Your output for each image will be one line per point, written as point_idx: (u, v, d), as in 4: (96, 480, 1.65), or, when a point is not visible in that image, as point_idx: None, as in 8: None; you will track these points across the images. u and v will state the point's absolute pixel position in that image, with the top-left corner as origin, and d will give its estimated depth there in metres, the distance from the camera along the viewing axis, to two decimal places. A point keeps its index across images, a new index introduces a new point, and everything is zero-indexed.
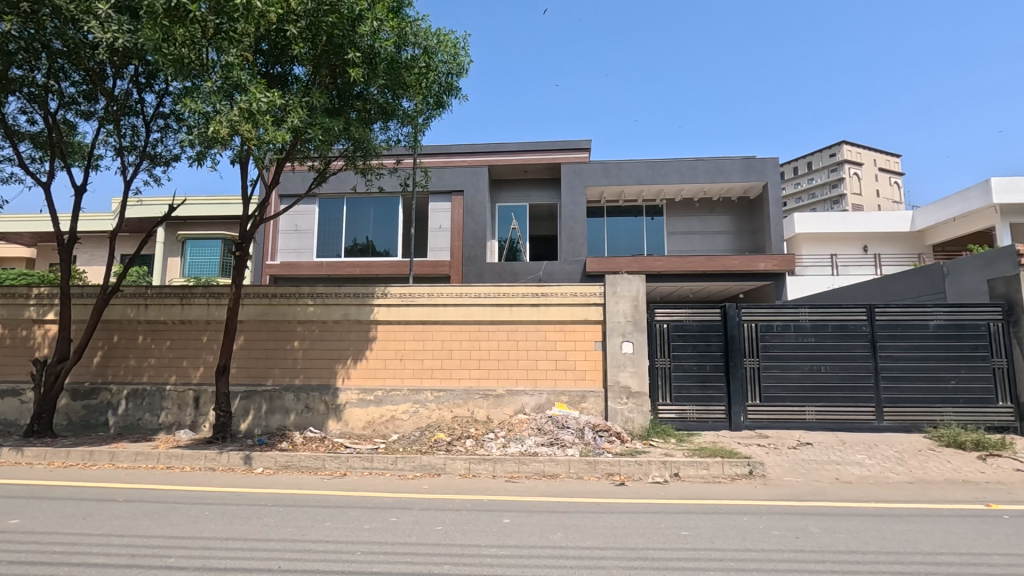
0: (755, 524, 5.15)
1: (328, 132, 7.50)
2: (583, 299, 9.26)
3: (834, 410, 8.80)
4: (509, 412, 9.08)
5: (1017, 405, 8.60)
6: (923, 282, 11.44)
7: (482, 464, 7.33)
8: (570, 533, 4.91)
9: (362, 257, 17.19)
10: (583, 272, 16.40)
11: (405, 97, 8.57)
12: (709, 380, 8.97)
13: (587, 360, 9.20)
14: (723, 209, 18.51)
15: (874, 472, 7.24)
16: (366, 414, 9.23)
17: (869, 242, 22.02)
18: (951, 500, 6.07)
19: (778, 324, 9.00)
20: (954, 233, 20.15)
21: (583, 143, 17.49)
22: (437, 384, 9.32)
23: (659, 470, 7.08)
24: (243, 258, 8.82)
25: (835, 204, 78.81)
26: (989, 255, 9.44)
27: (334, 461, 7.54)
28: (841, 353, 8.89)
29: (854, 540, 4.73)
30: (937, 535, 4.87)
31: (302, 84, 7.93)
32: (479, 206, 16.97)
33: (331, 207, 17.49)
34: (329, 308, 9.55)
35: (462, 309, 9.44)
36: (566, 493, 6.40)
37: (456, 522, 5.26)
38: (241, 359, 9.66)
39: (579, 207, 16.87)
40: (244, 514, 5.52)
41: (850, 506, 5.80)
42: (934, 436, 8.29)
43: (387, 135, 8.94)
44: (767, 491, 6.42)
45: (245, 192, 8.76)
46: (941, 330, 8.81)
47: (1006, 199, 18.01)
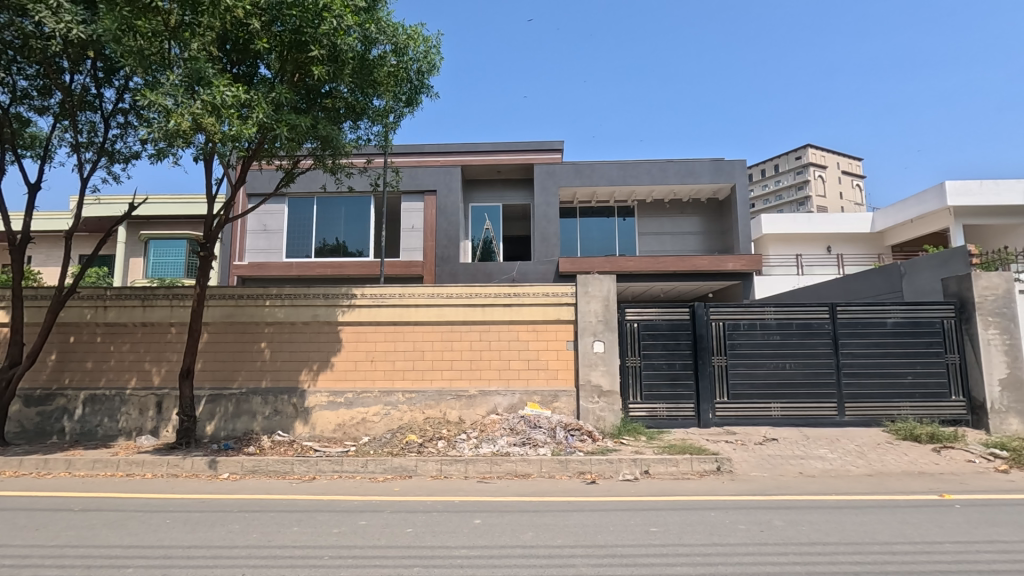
0: (721, 519, 5.25)
1: (295, 129, 7.38)
2: (554, 299, 9.31)
3: (798, 406, 9.03)
4: (481, 412, 9.06)
5: (969, 399, 8.97)
6: (882, 281, 11.83)
7: (453, 465, 7.30)
8: (541, 532, 4.93)
9: (333, 257, 16.93)
10: (556, 272, 16.49)
11: (375, 95, 8.52)
12: (678, 378, 9.12)
13: (559, 359, 9.25)
14: (693, 210, 18.83)
15: (835, 466, 7.46)
16: (336, 416, 9.09)
17: (832, 242, 22.65)
18: (907, 491, 6.30)
19: (745, 323, 9.21)
20: (912, 233, 20.90)
21: (556, 143, 17.58)
22: (409, 385, 9.24)
23: (629, 468, 7.16)
24: (207, 258, 8.57)
25: (801, 206, 80.72)
26: (944, 255, 10.00)
27: (303, 465, 7.43)
28: (805, 350, 9.13)
29: (816, 532, 4.86)
30: (894, 525, 5.03)
31: (268, 81, 7.80)
32: (452, 206, 16.91)
33: (300, 207, 17.19)
34: (298, 309, 9.39)
35: (434, 309, 9.38)
36: (537, 492, 6.41)
37: (427, 523, 5.24)
38: (206, 361, 9.42)
39: (552, 207, 16.95)
40: (207, 520, 5.38)
41: (813, 500, 5.95)
42: (891, 430, 8.58)
43: (357, 134, 8.88)
44: (733, 487, 6.56)
45: (209, 191, 8.54)
46: (898, 327, 9.13)
47: (960, 202, 18.78)
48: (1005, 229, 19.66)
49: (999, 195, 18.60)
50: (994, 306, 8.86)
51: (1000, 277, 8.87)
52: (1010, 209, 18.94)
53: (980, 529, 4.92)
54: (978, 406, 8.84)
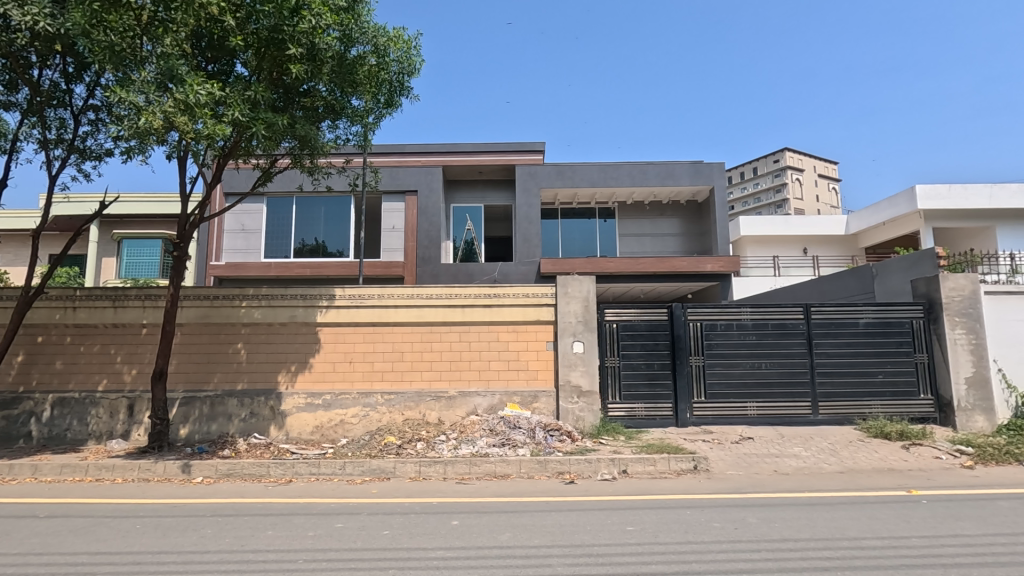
0: (696, 517, 5.31)
1: (272, 127, 7.27)
2: (534, 299, 9.33)
3: (773, 405, 9.18)
4: (461, 413, 9.04)
5: (936, 398, 9.21)
6: (855, 282, 12.08)
7: (432, 467, 7.27)
8: (518, 532, 4.93)
9: (312, 257, 16.74)
10: (537, 273, 16.54)
11: (355, 95, 8.46)
12: (656, 378, 9.21)
13: (539, 360, 9.27)
14: (673, 212, 19.03)
15: (809, 464, 7.60)
16: (314, 418, 9.00)
17: (807, 244, 23.06)
18: (876, 488, 6.45)
19: (722, 324, 9.33)
20: (884, 236, 21.39)
21: (537, 144, 17.61)
22: (388, 387, 9.18)
23: (607, 467, 7.21)
24: (181, 258, 8.41)
25: (780, 209, 82.05)
26: (913, 257, 10.22)
27: (279, 468, 7.33)
28: (780, 350, 9.29)
29: (788, 529, 4.95)
30: (863, 521, 5.15)
31: (245, 79, 7.69)
32: (433, 206, 16.85)
33: (278, 207, 16.98)
34: (275, 310, 9.28)
35: (414, 310, 9.34)
36: (515, 492, 6.43)
37: (403, 525, 5.21)
38: (180, 363, 9.25)
39: (533, 208, 17.00)
40: (179, 525, 5.28)
41: (786, 497, 6.06)
42: (863, 428, 8.78)
43: (335, 133, 8.81)
44: (709, 485, 6.65)
45: (183, 190, 8.39)
46: (870, 328, 9.34)
47: (930, 206, 19.27)
48: (972, 232, 20.23)
49: (967, 200, 19.14)
50: (961, 307, 9.11)
51: (967, 279, 9.13)
52: (977, 213, 19.49)
53: (945, 523, 5.05)
54: (945, 405, 9.09)
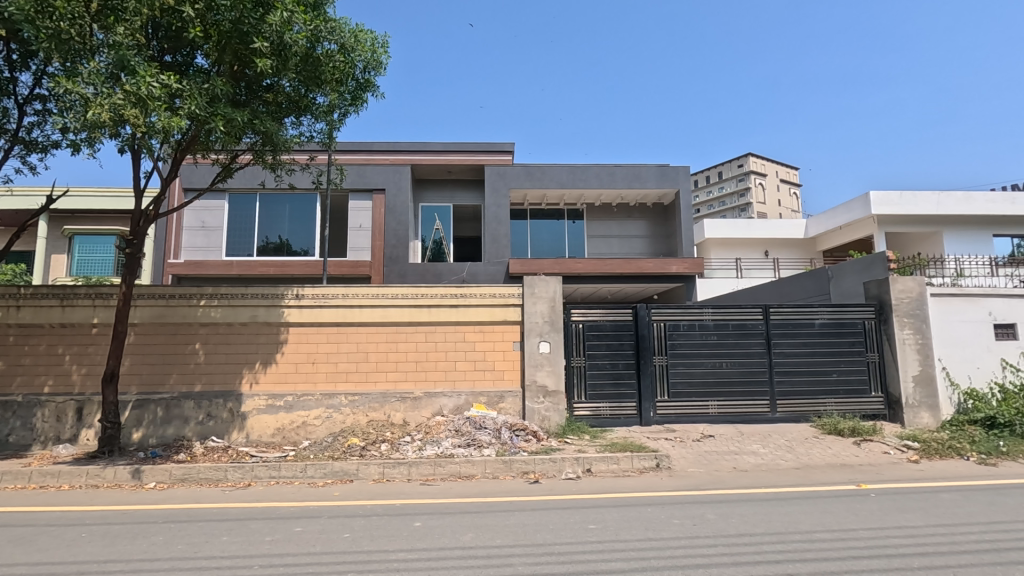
0: (657, 515, 5.40)
1: (230, 123, 7.09)
2: (501, 299, 9.33)
3: (733, 403, 9.42)
4: (427, 414, 8.97)
5: (886, 395, 9.60)
6: (812, 284, 12.48)
7: (396, 468, 7.19)
8: (481, 533, 4.93)
9: (275, 256, 16.36)
10: (505, 274, 16.56)
11: (319, 92, 8.31)
12: (621, 377, 9.33)
13: (505, 360, 9.27)
14: (639, 214, 19.32)
15: (767, 460, 7.82)
16: (275, 420, 8.80)
17: (768, 246, 23.73)
18: (828, 482, 6.69)
19: (684, 324, 9.52)
20: (840, 240, 22.20)
21: (506, 145, 17.63)
22: (352, 388, 9.04)
23: (572, 466, 7.28)
24: (135, 256, 8.10)
25: (743, 212, 84.14)
26: (867, 260, 10.58)
27: (237, 471, 7.14)
28: (740, 350, 9.53)
29: (744, 524, 5.09)
30: (815, 515, 5.33)
31: (203, 72, 7.50)
32: (401, 205, 16.69)
33: (240, 204, 16.54)
34: (235, 310, 9.03)
35: (379, 310, 9.22)
36: (480, 493, 6.42)
37: (366, 528, 5.13)
38: (134, 364, 8.92)
39: (502, 208, 17.00)
40: (128, 533, 5.09)
41: (744, 493, 6.22)
42: (818, 425, 9.08)
43: (299, 130, 8.64)
44: (671, 483, 6.77)
45: (137, 185, 8.09)
46: (825, 328, 9.66)
47: (883, 211, 20.10)
48: (921, 237, 21.18)
49: (917, 206, 20.01)
50: (909, 308, 9.53)
51: (915, 281, 9.54)
52: (926, 219, 20.40)
53: (891, 516, 5.27)
54: (893, 401, 9.48)
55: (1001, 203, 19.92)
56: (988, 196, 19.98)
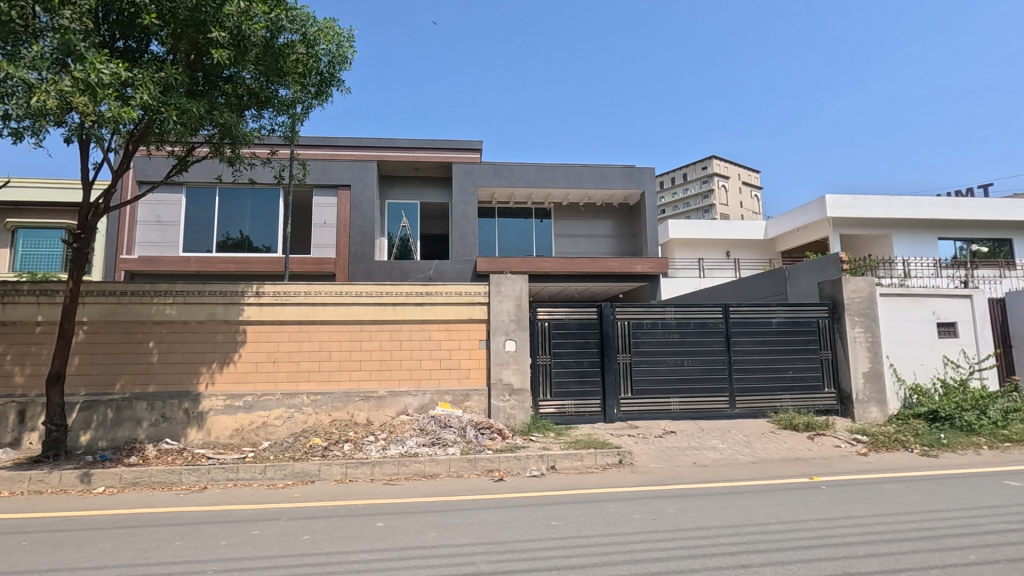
0: (618, 510, 5.49)
1: (186, 114, 6.84)
2: (467, 298, 9.31)
3: (694, 400, 9.64)
4: (391, 413, 8.88)
5: (838, 391, 9.98)
6: (769, 284, 12.89)
7: (359, 468, 7.09)
8: (444, 531, 4.91)
9: (235, 252, 15.90)
10: (473, 272, 16.52)
11: (282, 84, 8.11)
12: (586, 375, 9.44)
13: (471, 358, 9.26)
14: (606, 213, 19.56)
15: (726, 455, 8.03)
16: (234, 421, 8.56)
17: (730, 247, 24.37)
18: (783, 476, 6.92)
19: (648, 322, 9.68)
20: (798, 241, 22.98)
21: (474, 143, 17.59)
22: (314, 387, 8.87)
23: (536, 464, 7.33)
24: (83, 251, 7.75)
25: (707, 213, 86.08)
26: (821, 261, 10.97)
27: (192, 474, 6.91)
28: (701, 348, 9.76)
29: (702, 517, 5.22)
30: (769, 507, 5.51)
31: (158, 60, 7.22)
32: (367, 202, 16.45)
33: (198, 198, 16.02)
34: (191, 307, 8.74)
35: (342, 308, 9.07)
36: (445, 492, 6.40)
37: (326, 529, 5.05)
38: (82, 365, 8.53)
39: (470, 206, 16.95)
40: (74, 540, 4.86)
41: (703, 487, 6.39)
42: (774, 420, 9.38)
43: (260, 123, 8.42)
44: (633, 478, 6.90)
45: (85, 177, 7.74)
46: (782, 326, 9.99)
47: (838, 214, 20.89)
48: (873, 239, 22.12)
49: (869, 209, 20.88)
50: (860, 307, 9.92)
51: (865, 281, 9.96)
52: (877, 222, 21.29)
53: (840, 506, 5.49)
54: (845, 397, 9.86)
55: (945, 208, 20.96)
56: (934, 201, 21.00)
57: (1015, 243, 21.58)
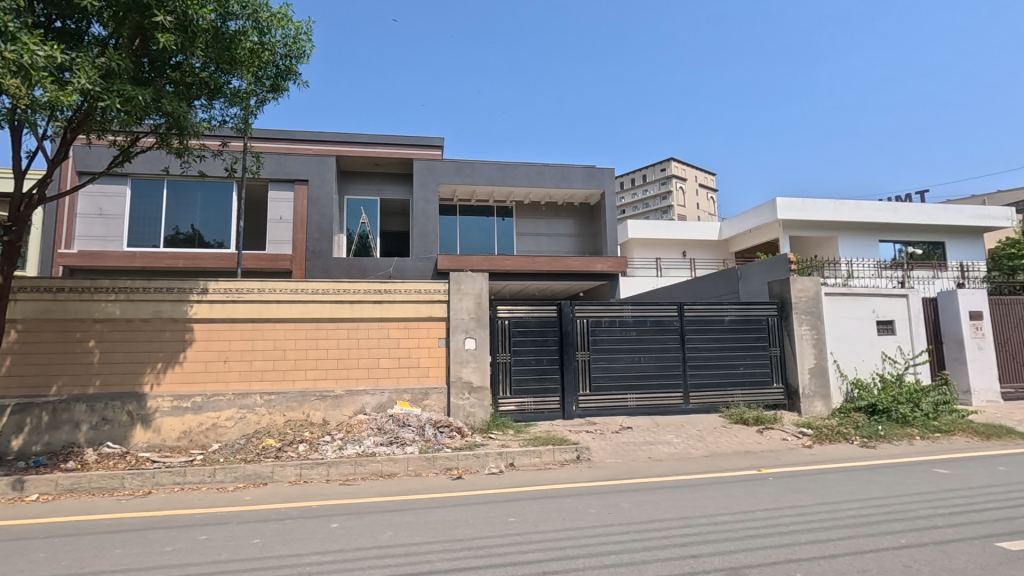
0: (575, 505, 5.57)
1: (130, 102, 6.51)
2: (426, 296, 9.24)
3: (650, 396, 9.85)
4: (348, 413, 8.73)
5: (785, 386, 10.39)
6: (722, 283, 13.29)
7: (314, 469, 6.95)
8: (400, 531, 4.86)
9: (185, 247, 15.28)
10: (434, 270, 16.39)
11: (234, 74, 7.87)
12: (546, 372, 9.52)
13: (431, 357, 9.19)
14: (567, 213, 19.74)
15: (679, 449, 8.26)
16: (181, 423, 8.23)
17: (686, 247, 25.00)
18: (733, 468, 7.17)
19: (606, 320, 9.84)
20: (750, 242, 23.79)
21: (435, 140, 17.45)
22: (268, 387, 8.62)
23: (495, 461, 7.35)
24: (16, 244, 7.30)
25: (666, 214, 88.00)
26: (771, 261, 11.36)
27: (136, 479, 6.62)
28: (657, 345, 9.99)
29: (655, 510, 5.35)
30: (719, 499, 5.71)
31: (100, 43, 6.86)
32: (325, 197, 16.08)
33: (144, 190, 15.32)
34: (135, 305, 8.37)
35: (298, 305, 8.86)
36: (402, 491, 6.34)
37: (278, 532, 4.92)
38: (14, 366, 8.04)
39: (431, 203, 16.81)
40: (4, 551, 4.58)
41: (657, 481, 6.56)
42: (726, 415, 9.70)
43: (211, 114, 8.13)
44: (590, 473, 7.01)
45: (18, 165, 7.28)
46: (733, 324, 10.33)
47: (787, 217, 21.74)
48: (820, 241, 23.12)
49: (816, 212, 21.82)
50: (806, 306, 10.36)
51: (811, 281, 10.41)
52: (824, 225, 22.25)
53: (785, 496, 5.74)
54: (792, 392, 10.27)
55: (885, 212, 22.11)
56: (876, 206, 22.12)
57: (948, 246, 22.96)
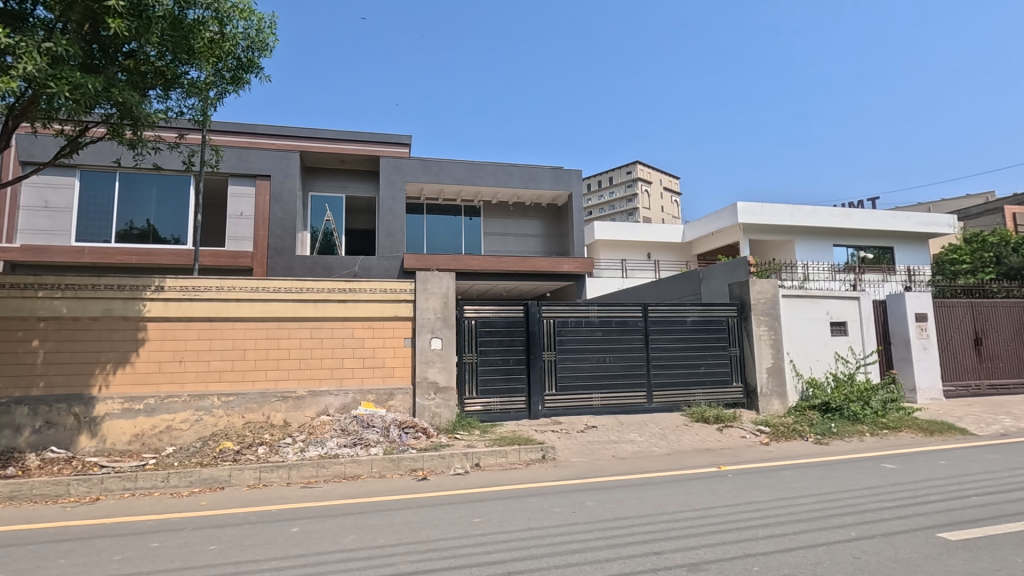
0: (540, 504, 5.59)
1: (79, 90, 6.19)
2: (392, 295, 9.12)
3: (615, 395, 9.99)
4: (310, 414, 8.53)
5: (745, 386, 10.69)
6: (685, 284, 13.57)
7: (274, 472, 6.77)
8: (363, 534, 4.78)
9: (138, 243, 14.68)
10: (400, 269, 16.20)
11: (193, 65, 7.60)
12: (512, 372, 9.53)
13: (396, 357, 9.08)
14: (534, 213, 19.81)
15: (643, 447, 8.39)
16: (133, 425, 7.90)
17: (651, 249, 25.45)
18: (694, 466, 7.33)
19: (573, 320, 9.92)
20: (712, 244, 24.38)
21: (402, 138, 17.26)
22: (226, 388, 8.36)
23: (461, 462, 7.33)
24: None
25: (632, 216, 89.39)
26: (731, 263, 11.64)
27: (82, 485, 6.32)
28: (622, 345, 10.13)
29: (618, 508, 5.43)
30: (681, 496, 5.83)
31: (46, 27, 6.52)
32: (288, 193, 15.70)
33: (95, 183, 14.65)
34: (83, 302, 7.98)
35: (258, 304, 8.63)
36: (366, 493, 6.24)
37: (235, 538, 4.78)
38: None
39: (398, 202, 16.60)
40: None
41: (622, 479, 6.66)
42: (688, 413, 9.92)
43: (167, 105, 7.83)
44: (555, 473, 7.06)
45: None
46: (695, 325, 10.57)
47: (747, 221, 22.39)
48: (778, 245, 23.88)
49: (775, 217, 22.54)
50: (765, 307, 10.69)
51: (769, 283, 10.74)
52: (782, 229, 23.01)
53: (743, 493, 5.91)
54: (751, 391, 10.57)
55: (839, 218, 23.02)
56: (830, 211, 23.01)
57: (896, 251, 24.08)
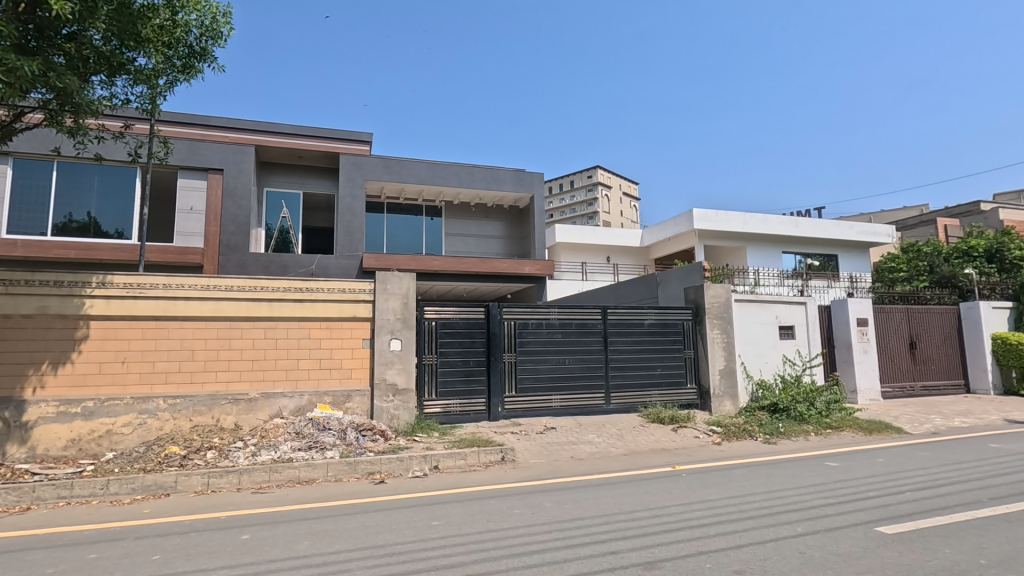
0: (499, 506, 5.60)
1: (14, 73, 5.83)
2: (351, 295, 8.94)
3: (573, 397, 10.10)
4: (263, 417, 8.26)
5: (698, 387, 10.99)
6: (643, 288, 13.86)
7: (224, 478, 6.53)
8: (318, 540, 4.67)
9: (78, 236, 13.90)
10: (358, 268, 15.92)
11: (140, 51, 7.24)
12: (472, 374, 9.51)
13: (354, 359, 8.91)
14: (496, 215, 19.81)
15: (600, 448, 8.52)
16: (69, 430, 7.45)
17: (610, 252, 25.88)
18: (650, 466, 7.49)
19: (533, 323, 9.98)
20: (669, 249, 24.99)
21: (363, 135, 16.96)
22: (172, 390, 8.00)
23: (419, 464, 7.26)
24: None
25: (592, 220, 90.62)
26: (687, 268, 11.94)
27: (11, 494, 5.93)
28: (581, 347, 10.25)
29: (576, 508, 5.49)
30: (637, 495, 5.95)
31: None
32: (242, 188, 15.18)
33: (30, 172, 13.79)
34: (15, 299, 7.50)
35: (209, 303, 8.31)
36: (322, 497, 6.09)
37: (182, 547, 4.58)
38: None
39: (358, 200, 16.29)
40: None
41: (581, 479, 6.74)
42: (644, 414, 10.12)
43: (111, 91, 7.44)
44: (514, 474, 7.07)
45: None
46: (652, 327, 10.80)
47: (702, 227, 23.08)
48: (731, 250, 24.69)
49: (728, 223, 23.32)
50: (718, 311, 11.03)
51: (723, 287, 11.09)
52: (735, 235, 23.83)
53: (696, 491, 6.08)
54: (704, 392, 10.87)
55: (788, 226, 24.01)
56: (780, 219, 23.96)
57: (840, 258, 25.29)
